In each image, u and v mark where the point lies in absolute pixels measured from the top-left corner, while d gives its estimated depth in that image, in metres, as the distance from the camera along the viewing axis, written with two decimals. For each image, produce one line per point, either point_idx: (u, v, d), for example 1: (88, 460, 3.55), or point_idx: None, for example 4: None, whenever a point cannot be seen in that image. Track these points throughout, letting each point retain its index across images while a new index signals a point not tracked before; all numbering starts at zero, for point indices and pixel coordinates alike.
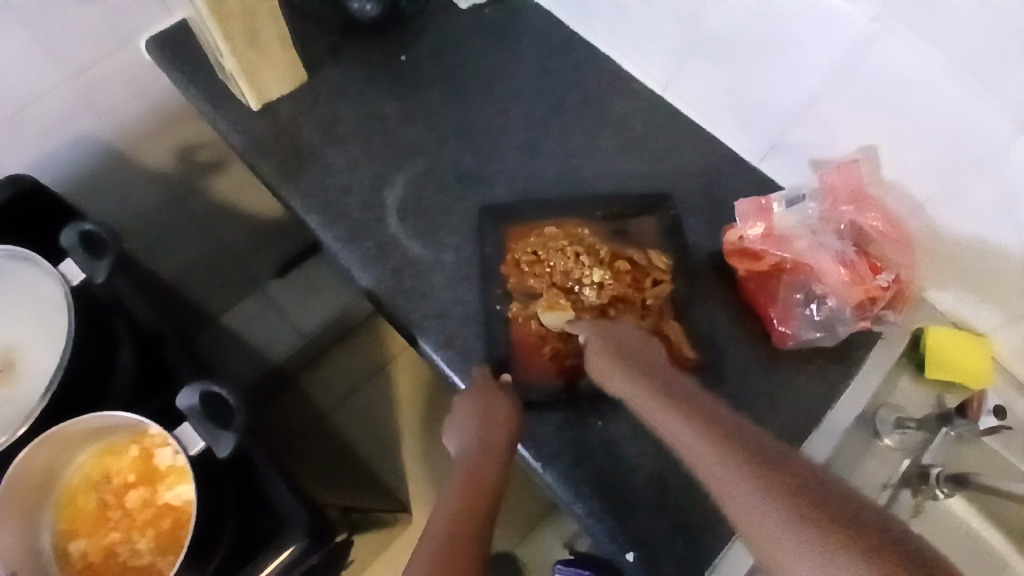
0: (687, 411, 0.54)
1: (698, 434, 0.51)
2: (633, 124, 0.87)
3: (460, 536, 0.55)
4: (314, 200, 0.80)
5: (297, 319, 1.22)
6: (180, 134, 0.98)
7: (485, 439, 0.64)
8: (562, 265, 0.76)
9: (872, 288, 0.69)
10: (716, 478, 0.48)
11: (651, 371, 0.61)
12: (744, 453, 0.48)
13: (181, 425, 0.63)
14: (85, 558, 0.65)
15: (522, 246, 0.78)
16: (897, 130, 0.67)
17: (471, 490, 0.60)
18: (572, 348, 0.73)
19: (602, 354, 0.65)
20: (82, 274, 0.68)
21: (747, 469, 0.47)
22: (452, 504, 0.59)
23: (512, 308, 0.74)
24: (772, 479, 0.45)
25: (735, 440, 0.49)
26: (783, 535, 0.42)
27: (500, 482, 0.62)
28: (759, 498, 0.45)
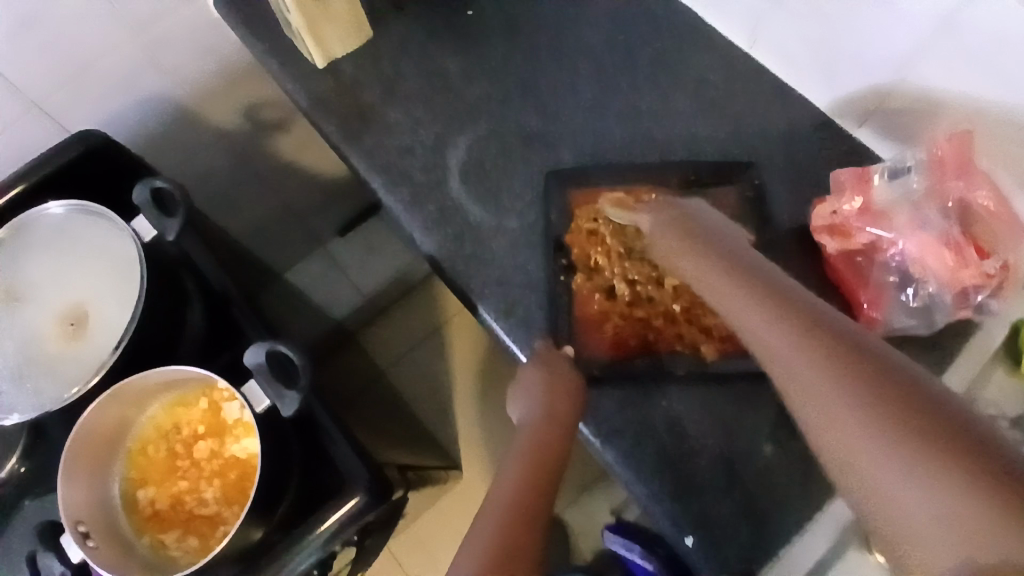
0: (805, 322, 0.47)
1: (803, 346, 0.46)
2: (712, 85, 0.81)
3: (521, 514, 0.55)
4: (375, 161, 0.78)
5: (355, 278, 1.23)
6: (245, 92, 0.98)
7: (548, 414, 0.63)
8: (628, 238, 0.73)
9: (977, 273, 0.62)
10: (827, 422, 0.43)
11: (734, 264, 0.56)
12: (871, 373, 0.42)
13: (248, 382, 0.63)
14: (153, 506, 0.69)
15: (589, 213, 0.74)
16: (1018, 93, 0.59)
17: (533, 466, 0.59)
18: (636, 325, 0.70)
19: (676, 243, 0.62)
20: (153, 232, 0.69)
21: (866, 395, 0.42)
22: (515, 476, 0.58)
23: (576, 280, 0.72)
24: (889, 402, 0.41)
25: (851, 359, 0.43)
26: (887, 462, 0.40)
27: (562, 455, 0.61)
28: (857, 401, 0.42)
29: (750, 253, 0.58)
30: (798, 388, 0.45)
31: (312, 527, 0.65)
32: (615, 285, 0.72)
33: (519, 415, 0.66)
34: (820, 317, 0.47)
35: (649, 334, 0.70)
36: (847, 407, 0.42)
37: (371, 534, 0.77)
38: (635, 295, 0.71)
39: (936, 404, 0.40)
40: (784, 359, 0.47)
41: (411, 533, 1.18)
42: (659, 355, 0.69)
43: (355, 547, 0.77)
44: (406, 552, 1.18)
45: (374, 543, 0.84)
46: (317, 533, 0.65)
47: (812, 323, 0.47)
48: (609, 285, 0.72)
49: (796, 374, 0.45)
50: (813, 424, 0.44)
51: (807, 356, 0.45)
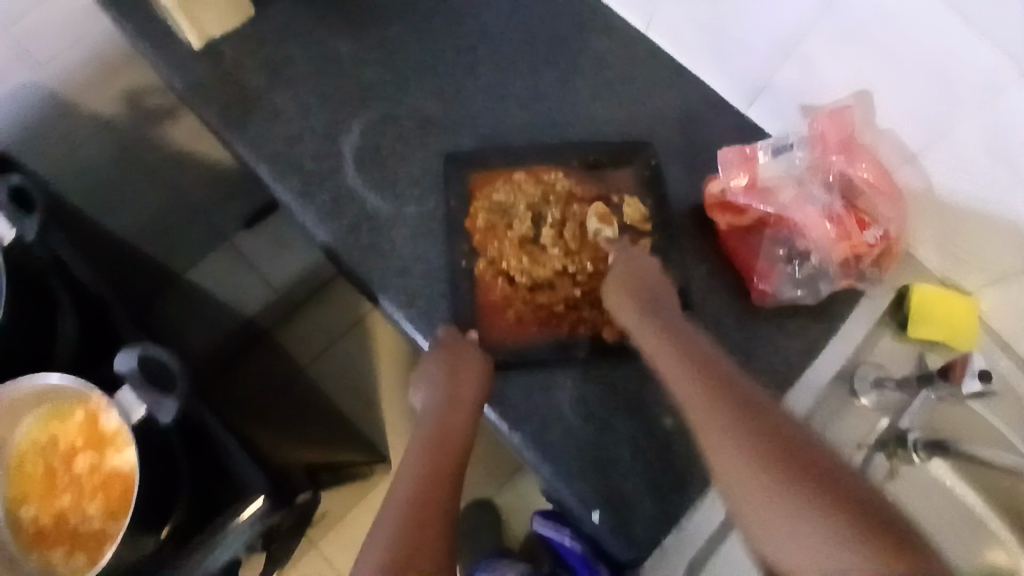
0: (710, 378, 0.53)
1: (718, 419, 0.50)
2: (609, 65, 0.81)
3: (425, 497, 0.54)
4: (263, 150, 0.74)
5: (266, 273, 1.18)
6: (124, 81, 0.91)
7: (452, 398, 0.62)
8: (523, 227, 0.72)
9: (859, 243, 0.66)
10: (742, 491, 0.47)
11: (671, 330, 0.60)
12: (772, 440, 0.48)
13: (119, 391, 0.58)
14: (36, 524, 0.64)
15: (488, 195, 0.73)
16: (893, 72, 0.62)
17: (436, 449, 0.58)
18: (539, 311, 0.70)
19: (615, 283, 0.66)
20: (12, 234, 0.62)
21: (756, 455, 0.47)
22: (418, 460, 0.57)
23: (479, 267, 0.71)
24: (776, 461, 0.47)
25: (766, 430, 0.48)
26: (776, 511, 0.45)
27: (467, 437, 0.61)
28: (741, 453, 0.48)
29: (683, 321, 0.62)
30: (716, 463, 0.49)
31: (228, 520, 0.64)
32: (514, 270, 0.70)
33: (423, 401, 0.65)
34: (727, 378, 0.53)
35: (551, 318, 0.69)
36: (734, 461, 0.48)
37: (278, 540, 0.75)
38: (536, 280, 0.70)
39: (830, 471, 0.46)
40: (705, 427, 0.51)
41: (340, 529, 1.17)
42: (566, 336, 0.69)
43: (264, 553, 0.75)
44: (335, 549, 1.16)
45: (285, 551, 0.81)
46: (236, 525, 0.64)
47: (717, 386, 0.52)
48: (508, 270, 0.71)
49: (713, 440, 0.50)
50: (728, 488, 0.48)
51: (717, 423, 0.50)
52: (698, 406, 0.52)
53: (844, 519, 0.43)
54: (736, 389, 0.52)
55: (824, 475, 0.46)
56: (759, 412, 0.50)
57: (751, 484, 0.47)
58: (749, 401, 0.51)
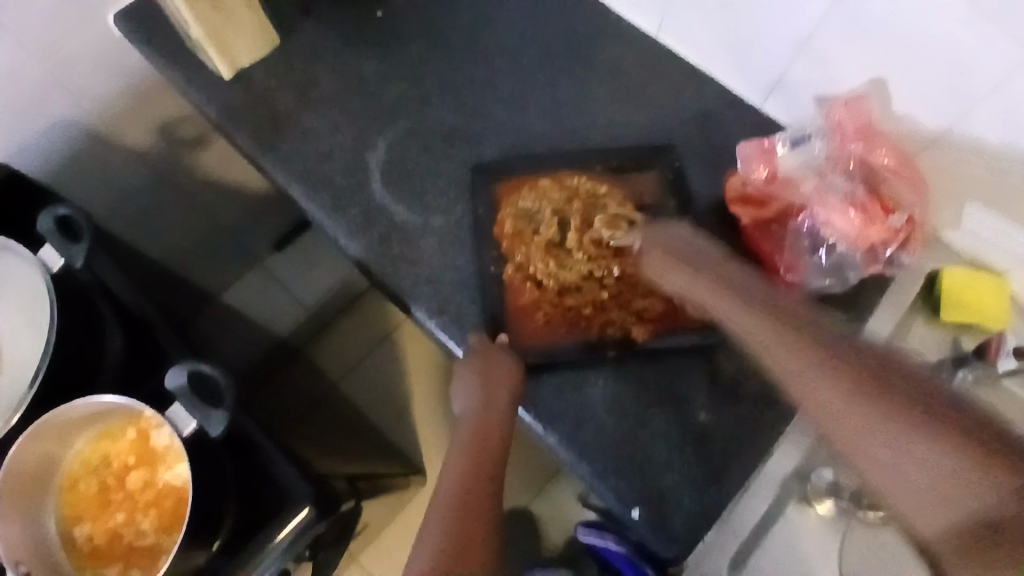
0: (771, 319, 0.55)
1: (806, 364, 0.50)
2: (625, 69, 0.82)
3: (472, 506, 0.55)
4: (294, 169, 0.77)
5: (296, 291, 1.22)
6: (157, 110, 0.95)
7: (487, 403, 0.63)
8: (549, 231, 0.73)
9: (884, 229, 0.66)
10: (842, 431, 0.47)
11: (716, 276, 0.62)
12: (873, 376, 0.48)
13: (171, 407, 0.62)
14: (91, 542, 0.66)
15: (514, 202, 0.75)
16: (907, 60, 0.63)
17: (476, 453, 0.60)
18: (568, 313, 0.70)
19: (658, 255, 0.67)
20: (60, 260, 0.67)
21: (839, 375, 0.48)
22: (460, 465, 0.59)
23: (508, 272, 0.72)
24: (864, 381, 0.47)
25: (851, 366, 0.49)
26: (856, 432, 0.46)
27: (506, 445, 0.62)
28: (827, 379, 0.49)
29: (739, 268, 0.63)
30: (808, 404, 0.49)
31: (268, 537, 0.65)
32: (541, 274, 0.72)
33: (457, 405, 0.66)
34: (805, 326, 0.53)
35: (581, 320, 0.70)
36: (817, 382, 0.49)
37: (324, 548, 0.76)
38: (563, 284, 0.71)
39: (934, 401, 0.45)
40: (777, 361, 0.52)
41: (377, 545, 1.17)
42: (596, 336, 0.69)
43: (310, 564, 0.75)
44: (374, 564, 1.16)
45: (330, 560, 0.83)
46: (276, 542, 0.65)
47: (789, 327, 0.53)
48: (536, 274, 0.72)
49: (796, 382, 0.50)
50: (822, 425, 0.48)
51: (798, 365, 0.51)
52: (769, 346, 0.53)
53: (934, 428, 0.44)
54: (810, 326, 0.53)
55: (928, 405, 0.45)
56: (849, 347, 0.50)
57: (841, 404, 0.47)
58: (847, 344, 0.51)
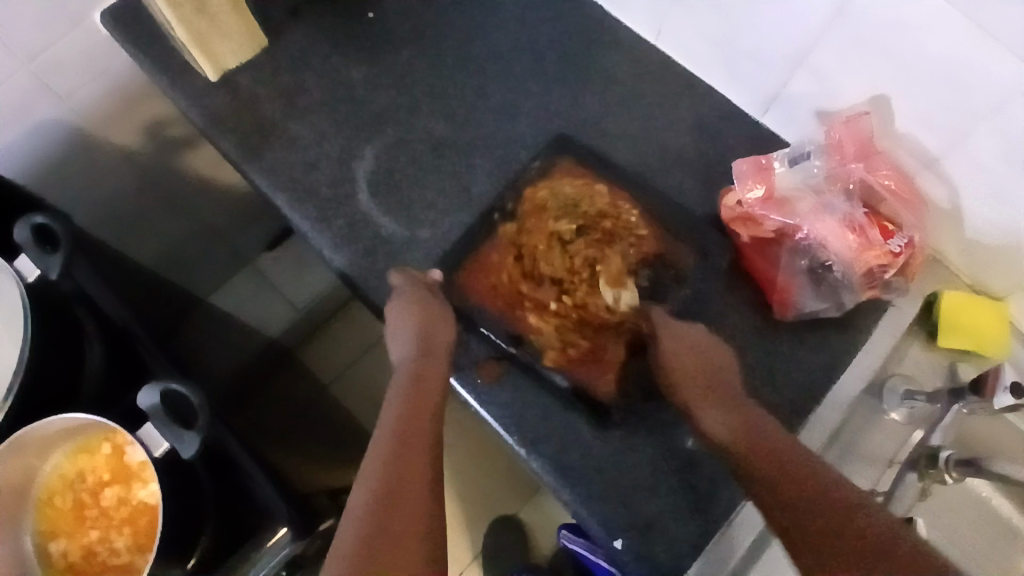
0: (717, 398, 0.61)
1: (774, 487, 0.53)
2: (621, 79, 0.80)
3: (411, 445, 0.53)
4: (279, 178, 0.75)
5: (289, 295, 1.20)
6: (145, 112, 0.93)
7: (422, 347, 0.62)
8: (566, 226, 0.70)
9: (882, 253, 0.64)
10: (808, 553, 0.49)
11: (706, 373, 0.63)
12: (783, 469, 0.54)
13: (143, 427, 0.59)
14: (66, 557, 0.65)
15: (562, 187, 0.73)
16: (908, 76, 0.61)
17: (414, 397, 0.58)
18: (513, 296, 0.69)
19: (665, 334, 0.65)
20: (37, 271, 0.64)
21: (773, 461, 0.55)
22: (396, 410, 0.57)
23: (505, 227, 0.71)
24: (784, 473, 0.54)
25: (810, 491, 0.52)
26: (780, 506, 0.52)
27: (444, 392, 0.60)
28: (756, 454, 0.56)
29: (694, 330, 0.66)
30: (786, 527, 0.52)
31: (252, 551, 0.66)
32: (524, 253, 0.70)
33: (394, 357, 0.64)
34: (756, 422, 0.59)
35: (522, 311, 0.69)
36: (738, 448, 0.57)
37: (304, 565, 0.74)
38: (535, 278, 0.69)
39: (822, 490, 0.52)
40: (710, 423, 0.60)
41: None
42: (523, 342, 0.68)
43: None
44: None
45: None
46: (264, 551, 0.66)
47: (727, 403, 0.60)
48: (520, 250, 0.70)
49: (719, 429, 0.59)
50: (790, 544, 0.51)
51: (730, 412, 0.60)
52: (705, 411, 0.60)
53: (840, 519, 0.49)
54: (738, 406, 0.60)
55: (817, 496, 0.51)
56: (781, 447, 0.56)
57: (762, 465, 0.55)
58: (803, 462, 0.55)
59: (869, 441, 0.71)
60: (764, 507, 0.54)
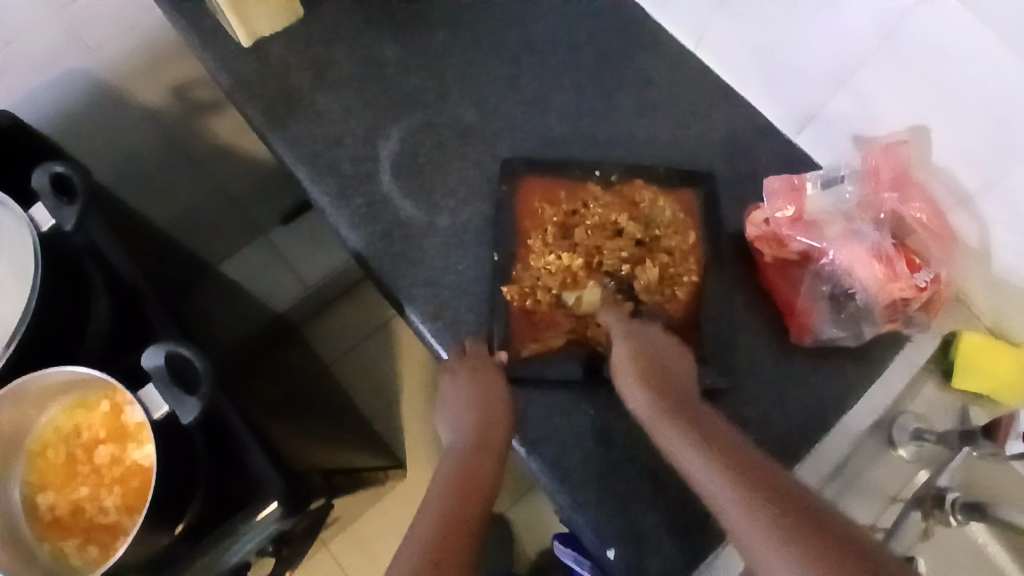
0: (685, 425, 0.55)
1: (745, 507, 0.47)
2: (657, 84, 0.79)
3: (460, 513, 0.53)
4: (301, 151, 0.74)
5: (298, 269, 1.21)
6: (173, 72, 0.92)
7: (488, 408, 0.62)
8: (633, 232, 0.68)
9: (907, 286, 0.62)
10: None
11: (675, 399, 0.58)
12: (754, 480, 0.48)
13: (146, 387, 0.59)
14: (53, 512, 0.65)
15: (660, 212, 0.70)
16: (952, 109, 0.60)
17: (468, 469, 0.58)
18: (551, 228, 0.69)
19: (630, 365, 0.61)
20: (51, 221, 0.63)
21: (737, 478, 0.49)
22: (449, 478, 0.57)
23: (593, 184, 0.72)
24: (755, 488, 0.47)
25: (779, 504, 0.46)
26: (750, 521, 0.46)
27: (494, 481, 0.59)
28: (716, 476, 0.50)
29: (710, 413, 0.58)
30: (755, 553, 0.44)
31: (239, 525, 0.64)
32: (587, 217, 0.69)
33: (451, 423, 0.65)
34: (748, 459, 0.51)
35: (541, 245, 0.69)
36: (702, 471, 0.51)
37: (291, 542, 0.74)
38: (573, 244, 0.68)
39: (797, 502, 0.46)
40: (685, 464, 0.52)
41: (352, 534, 1.16)
42: (519, 270, 0.69)
43: (273, 558, 0.73)
44: (346, 552, 1.15)
45: (298, 552, 0.80)
46: (249, 527, 0.64)
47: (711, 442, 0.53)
48: (585, 212, 0.70)
49: (691, 467, 0.52)
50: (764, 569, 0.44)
51: (690, 447, 0.53)
52: (681, 454, 0.53)
53: (802, 528, 0.44)
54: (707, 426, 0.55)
55: (789, 503, 0.46)
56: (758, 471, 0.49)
57: (729, 497, 0.48)
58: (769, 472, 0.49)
59: (874, 475, 0.69)
60: (733, 533, 0.47)
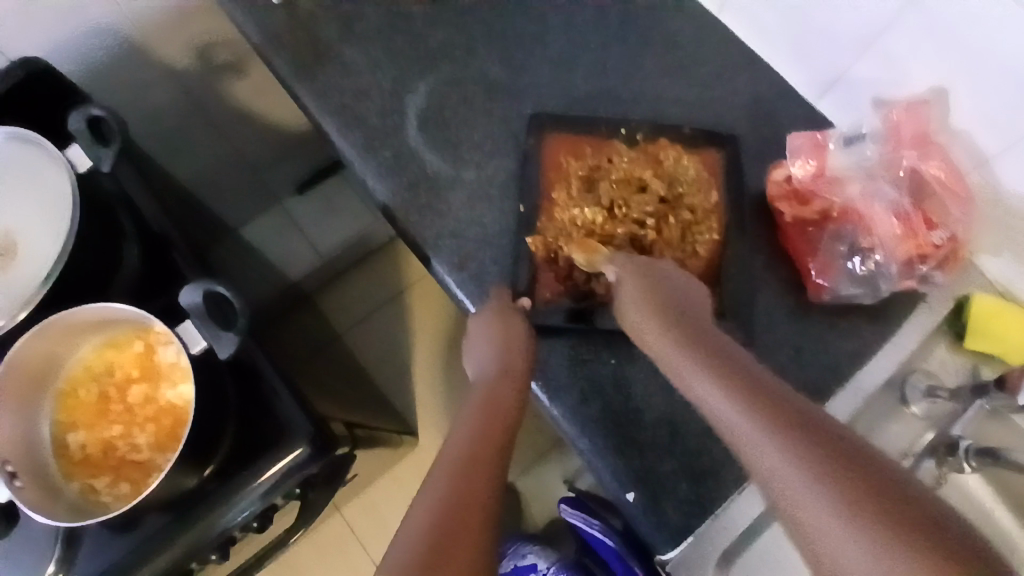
0: (702, 346, 0.53)
1: (744, 411, 0.45)
2: (681, 47, 0.80)
3: (483, 461, 0.51)
4: (329, 103, 0.75)
5: (312, 236, 1.22)
6: (199, 29, 0.91)
7: (506, 358, 0.62)
8: (658, 188, 0.69)
9: (924, 243, 0.64)
10: (812, 508, 0.39)
11: (700, 340, 0.54)
12: (769, 400, 0.45)
13: (182, 323, 0.61)
14: (83, 450, 0.66)
15: (685, 171, 0.71)
16: (974, 71, 0.61)
17: (489, 414, 0.57)
18: (577, 182, 0.70)
19: (647, 307, 0.59)
20: (89, 162, 0.66)
21: (749, 395, 0.46)
22: (472, 423, 0.56)
23: (619, 142, 0.73)
24: (766, 405, 0.45)
25: (819, 438, 0.42)
26: (760, 437, 0.43)
27: (517, 397, 0.60)
28: (717, 389, 0.48)
29: (726, 338, 0.56)
30: (757, 461, 0.43)
31: (256, 472, 0.64)
32: (612, 173, 0.70)
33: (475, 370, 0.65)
34: (754, 377, 0.48)
35: (567, 197, 0.70)
36: (706, 386, 0.49)
37: (313, 489, 0.75)
38: (597, 199, 0.69)
39: (817, 421, 0.43)
40: (690, 374, 0.51)
41: (364, 497, 1.18)
42: (544, 220, 0.70)
43: (299, 501, 0.75)
44: (357, 512, 1.17)
45: (320, 499, 0.82)
46: (257, 484, 0.64)
47: (722, 362, 0.51)
48: (609, 168, 0.70)
49: (698, 381, 0.50)
50: (770, 482, 0.42)
51: (698, 366, 0.51)
52: (689, 371, 0.52)
53: (821, 448, 0.41)
54: (728, 353, 0.52)
55: (808, 422, 0.43)
56: (767, 386, 0.47)
57: (740, 415, 0.45)
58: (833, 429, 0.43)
59: (886, 432, 0.71)
60: (736, 443, 0.45)
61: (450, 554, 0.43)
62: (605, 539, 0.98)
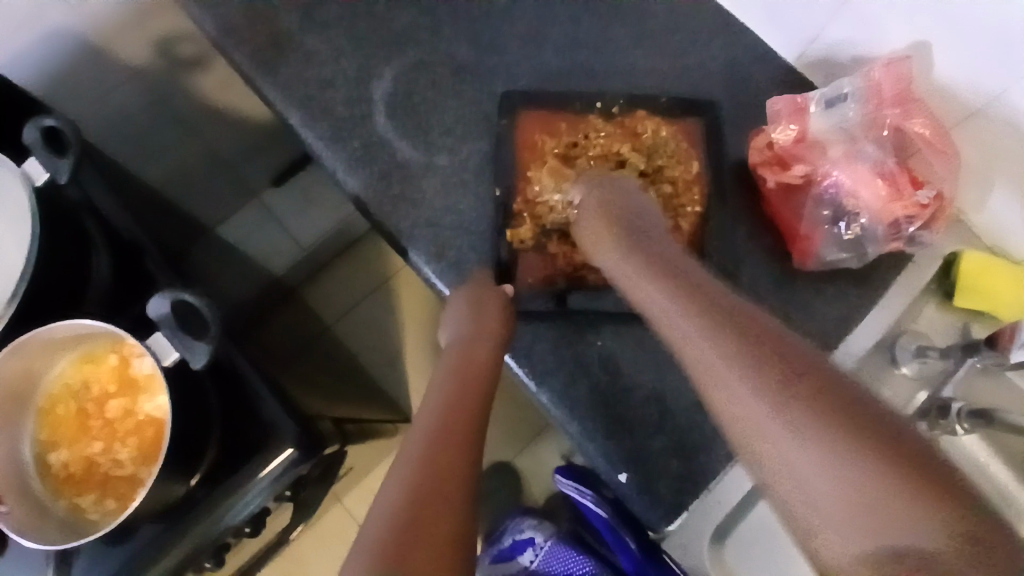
0: (645, 256, 0.54)
1: (690, 317, 0.46)
2: (653, 12, 0.77)
3: (460, 432, 0.50)
4: (292, 94, 0.73)
5: (294, 231, 1.19)
6: (157, 26, 0.88)
7: (478, 329, 0.60)
8: (636, 161, 0.65)
9: (910, 204, 0.63)
10: (754, 417, 0.40)
11: (652, 257, 0.54)
12: (716, 308, 0.46)
13: (152, 336, 0.59)
14: (67, 468, 0.65)
15: (663, 144, 0.67)
16: (955, 23, 0.58)
17: (462, 380, 0.56)
18: (551, 160, 0.66)
19: (597, 219, 0.58)
20: (45, 175, 0.62)
21: (699, 308, 0.46)
22: (445, 391, 0.55)
23: (595, 116, 0.70)
24: (717, 315, 0.45)
25: (765, 347, 0.42)
26: (708, 349, 0.44)
27: (493, 370, 0.58)
28: (669, 299, 0.48)
29: (676, 250, 0.55)
30: (702, 369, 0.44)
31: (256, 469, 0.64)
32: (588, 149, 0.66)
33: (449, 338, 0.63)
34: (699, 286, 0.49)
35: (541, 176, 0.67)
36: (654, 297, 0.50)
37: (305, 487, 0.74)
38: (573, 177, 0.65)
39: (770, 335, 0.43)
40: (636, 287, 0.52)
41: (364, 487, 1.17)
42: (518, 202, 0.67)
43: (292, 503, 0.74)
44: (358, 503, 1.17)
45: (316, 497, 0.82)
46: (262, 476, 0.64)
47: (670, 274, 0.51)
48: (585, 144, 0.67)
49: (648, 292, 0.50)
50: (720, 399, 0.42)
51: (650, 280, 0.51)
52: (636, 287, 0.52)
53: (766, 361, 0.41)
54: (675, 267, 0.52)
55: (764, 336, 0.43)
56: (707, 293, 0.48)
57: (692, 327, 0.45)
58: (825, 375, 0.40)
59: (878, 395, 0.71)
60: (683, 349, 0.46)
61: (427, 527, 0.42)
62: (598, 509, 0.97)
